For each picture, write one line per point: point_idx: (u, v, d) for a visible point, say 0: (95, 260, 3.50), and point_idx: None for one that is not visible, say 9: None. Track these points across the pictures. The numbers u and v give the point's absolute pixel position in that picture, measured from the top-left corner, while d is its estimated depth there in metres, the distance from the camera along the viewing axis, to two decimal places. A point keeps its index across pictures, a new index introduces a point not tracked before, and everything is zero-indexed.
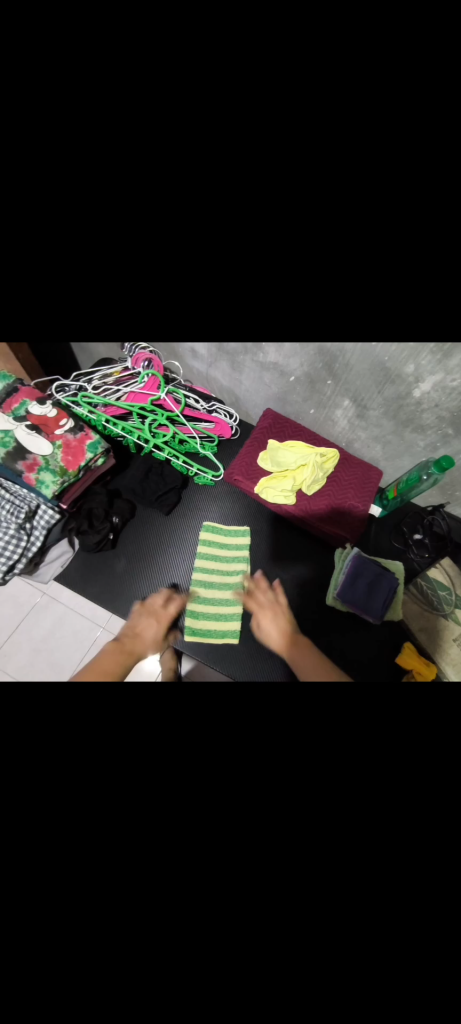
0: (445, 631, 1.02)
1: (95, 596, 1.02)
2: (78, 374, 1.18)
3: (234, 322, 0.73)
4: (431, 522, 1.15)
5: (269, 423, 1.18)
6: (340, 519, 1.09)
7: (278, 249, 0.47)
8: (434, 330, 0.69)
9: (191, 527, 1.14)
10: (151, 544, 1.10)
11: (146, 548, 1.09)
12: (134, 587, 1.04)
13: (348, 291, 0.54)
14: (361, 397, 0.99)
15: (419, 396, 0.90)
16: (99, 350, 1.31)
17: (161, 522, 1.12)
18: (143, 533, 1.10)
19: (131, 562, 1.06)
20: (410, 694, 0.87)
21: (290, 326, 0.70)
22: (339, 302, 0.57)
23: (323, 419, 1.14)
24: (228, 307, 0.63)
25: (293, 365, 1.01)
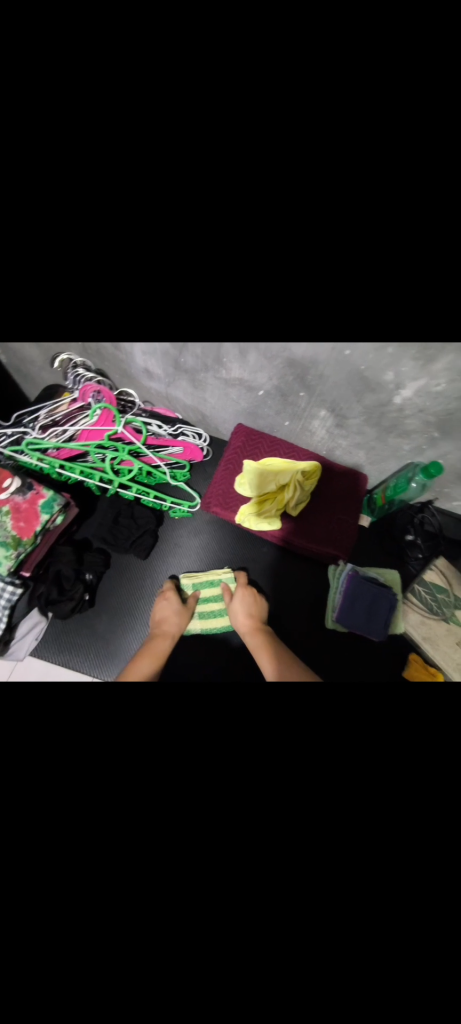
0: (448, 635, 1.00)
1: (84, 654, 0.95)
2: (20, 413, 1.04)
3: (205, 307, 0.62)
4: (422, 520, 1.10)
5: (242, 441, 1.08)
6: (330, 536, 1.03)
7: (249, 253, 0.41)
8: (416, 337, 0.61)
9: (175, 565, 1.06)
10: (137, 591, 1.01)
11: (131, 596, 1.01)
12: (123, 641, 0.97)
13: (335, 262, 0.46)
14: (339, 407, 0.91)
15: (401, 402, 0.83)
16: (40, 379, 1.15)
17: (141, 571, 1.03)
18: (122, 583, 1.02)
19: (113, 618, 0.98)
20: None
21: (267, 313, 0.61)
22: (309, 282, 0.50)
23: (299, 430, 1.05)
24: (191, 268, 0.50)
25: (261, 380, 0.91)
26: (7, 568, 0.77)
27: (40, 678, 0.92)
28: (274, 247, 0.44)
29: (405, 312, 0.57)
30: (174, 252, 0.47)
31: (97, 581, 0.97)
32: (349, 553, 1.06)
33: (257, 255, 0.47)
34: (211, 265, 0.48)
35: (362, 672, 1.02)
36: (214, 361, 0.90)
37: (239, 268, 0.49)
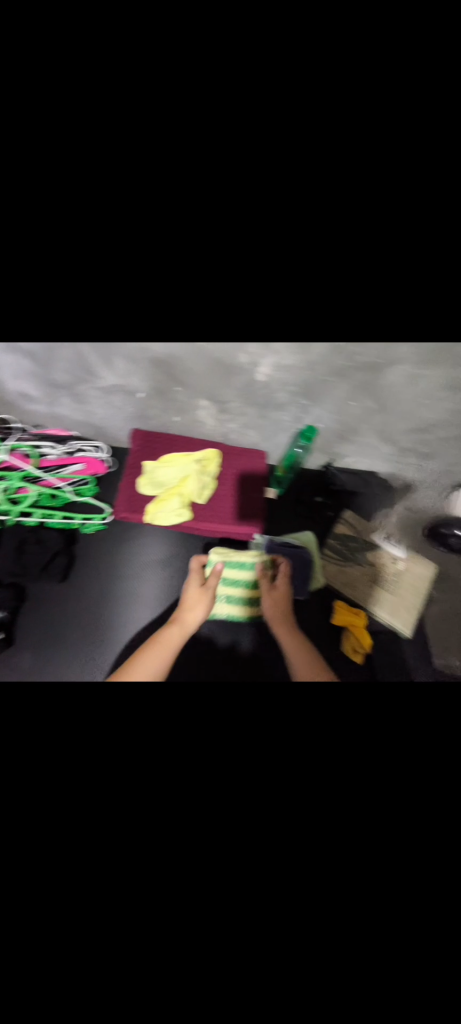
0: (363, 576, 1.12)
1: (39, 659, 0.98)
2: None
3: (41, 299, 0.62)
4: (325, 481, 1.21)
5: (139, 445, 1.10)
6: (240, 514, 1.09)
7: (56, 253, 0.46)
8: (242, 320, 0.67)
9: (105, 579, 1.05)
10: (86, 604, 1.03)
11: (80, 610, 1.02)
12: (77, 649, 0.99)
13: (130, 268, 0.51)
14: (214, 392, 0.95)
15: (264, 377, 0.89)
16: None
17: (64, 595, 1.02)
18: (49, 607, 1.01)
19: (46, 641, 0.99)
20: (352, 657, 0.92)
21: (98, 309, 0.64)
22: (114, 272, 0.52)
23: (190, 423, 1.09)
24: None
25: (135, 381, 0.93)
26: None
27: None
28: (84, 248, 0.46)
29: (222, 303, 0.62)
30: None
31: (14, 616, 0.95)
32: (263, 527, 1.12)
33: (71, 260, 0.48)
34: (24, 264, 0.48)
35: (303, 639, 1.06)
36: (83, 371, 0.91)
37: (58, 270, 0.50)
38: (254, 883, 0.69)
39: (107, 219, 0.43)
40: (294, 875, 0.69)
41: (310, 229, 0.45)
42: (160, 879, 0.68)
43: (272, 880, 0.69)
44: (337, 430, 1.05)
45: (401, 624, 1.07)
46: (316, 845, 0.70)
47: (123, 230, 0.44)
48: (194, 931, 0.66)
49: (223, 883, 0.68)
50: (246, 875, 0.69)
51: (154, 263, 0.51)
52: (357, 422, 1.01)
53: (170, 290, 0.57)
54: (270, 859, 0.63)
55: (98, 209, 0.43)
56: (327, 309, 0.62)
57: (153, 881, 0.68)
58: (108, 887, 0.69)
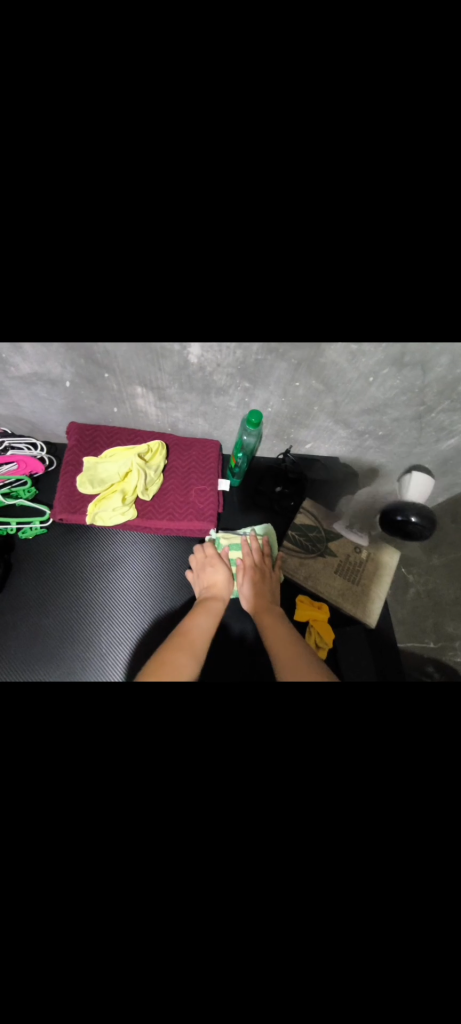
0: (326, 568, 1.07)
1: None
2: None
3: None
4: (285, 469, 1.14)
5: (76, 440, 1.01)
6: (192, 509, 1.02)
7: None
8: (155, 304, 0.59)
9: (64, 578, 0.98)
10: (50, 598, 0.96)
11: (39, 604, 0.95)
12: (43, 644, 0.92)
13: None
14: (148, 379, 0.88)
15: (198, 360, 0.82)
16: None
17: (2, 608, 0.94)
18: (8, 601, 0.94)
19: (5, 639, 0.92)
20: (310, 651, 0.87)
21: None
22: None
23: (131, 414, 1.01)
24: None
25: (58, 369, 0.84)
26: None
27: None
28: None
29: (122, 294, 0.54)
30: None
31: None
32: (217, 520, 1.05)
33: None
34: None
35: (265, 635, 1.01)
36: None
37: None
38: (212, 974, 0.52)
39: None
40: (270, 969, 0.52)
41: (191, 208, 0.37)
42: (92, 985, 0.51)
43: (238, 973, 0.52)
44: (287, 413, 1.01)
45: (364, 614, 1.03)
46: (317, 884, 0.53)
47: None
48: None
49: (174, 982, 0.52)
50: (201, 969, 0.52)
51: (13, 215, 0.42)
52: (307, 404, 0.97)
53: (52, 279, 0.48)
54: (223, 909, 0.51)
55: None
56: (243, 311, 0.60)
57: (81, 987, 0.51)
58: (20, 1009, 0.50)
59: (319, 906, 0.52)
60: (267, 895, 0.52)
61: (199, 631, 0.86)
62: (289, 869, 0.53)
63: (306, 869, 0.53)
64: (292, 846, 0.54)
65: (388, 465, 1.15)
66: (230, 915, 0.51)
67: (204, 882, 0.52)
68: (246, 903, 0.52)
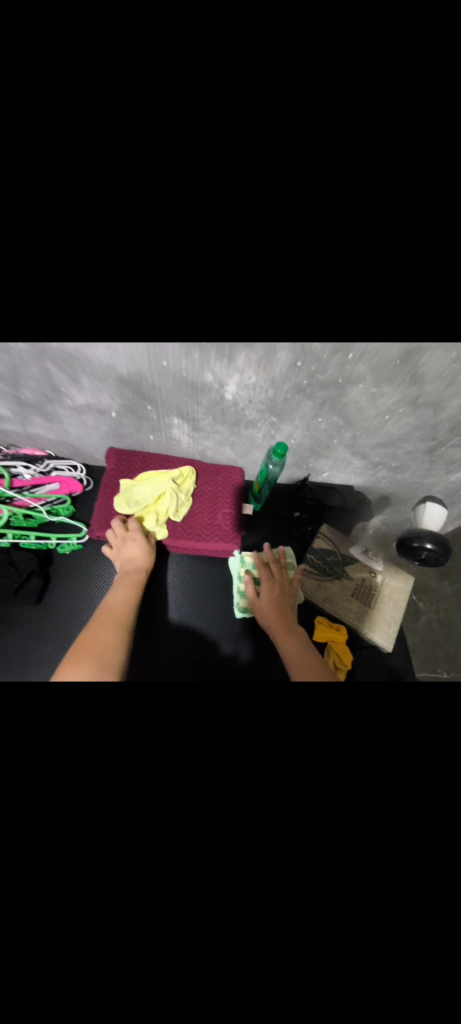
0: (344, 590, 1.11)
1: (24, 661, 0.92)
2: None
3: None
4: (304, 495, 1.21)
5: (114, 463, 1.10)
6: (218, 529, 1.09)
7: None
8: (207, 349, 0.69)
9: (96, 591, 1.03)
10: (78, 608, 0.99)
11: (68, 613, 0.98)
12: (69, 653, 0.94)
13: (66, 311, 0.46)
14: (186, 411, 0.98)
15: (233, 396, 0.92)
16: None
17: (36, 618, 0.97)
18: (42, 610, 0.98)
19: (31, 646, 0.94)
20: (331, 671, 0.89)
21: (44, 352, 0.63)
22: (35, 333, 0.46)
23: (165, 442, 1.11)
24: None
25: (107, 401, 0.95)
26: None
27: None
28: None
29: (183, 310, 0.60)
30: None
31: None
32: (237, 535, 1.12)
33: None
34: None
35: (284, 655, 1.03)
36: (54, 393, 0.92)
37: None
38: (243, 1005, 0.50)
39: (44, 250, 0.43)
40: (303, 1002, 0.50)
41: None
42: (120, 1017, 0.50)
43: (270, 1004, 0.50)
44: (308, 445, 1.10)
45: (381, 637, 1.06)
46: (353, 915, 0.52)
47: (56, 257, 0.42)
48: None
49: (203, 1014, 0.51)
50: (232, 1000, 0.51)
51: (104, 278, 0.50)
52: (327, 437, 1.06)
53: None
54: (257, 934, 0.51)
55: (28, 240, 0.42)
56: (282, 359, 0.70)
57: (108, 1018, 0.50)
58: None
59: (355, 937, 0.51)
60: (304, 927, 0.51)
61: (120, 602, 0.90)
62: (326, 898, 0.52)
63: (344, 901, 0.52)
64: (330, 877, 0.52)
65: (401, 494, 1.22)
66: (265, 939, 0.51)
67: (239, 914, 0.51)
68: (281, 931, 0.51)
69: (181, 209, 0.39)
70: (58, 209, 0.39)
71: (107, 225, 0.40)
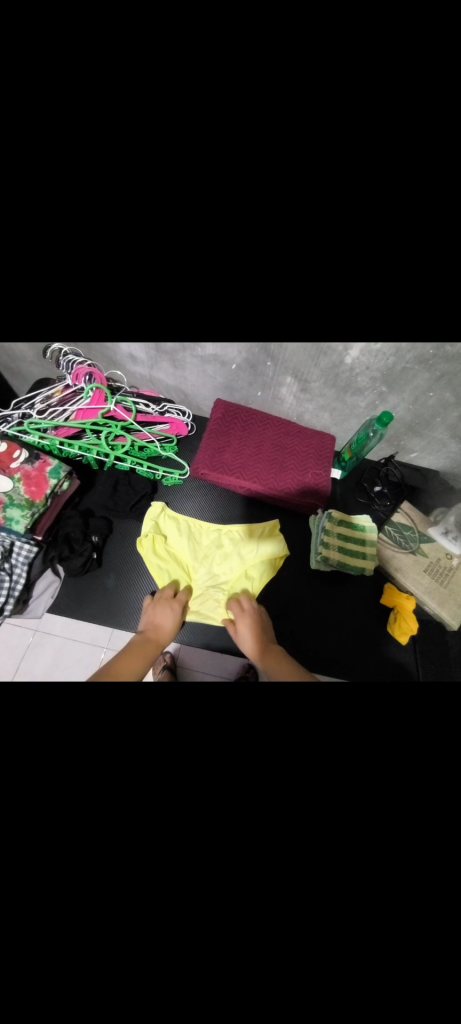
0: (417, 566, 1.14)
1: (93, 617, 1.01)
2: (13, 406, 1.11)
3: (165, 329, 0.71)
4: (387, 472, 1.26)
5: (221, 414, 1.21)
6: (306, 489, 1.17)
7: (191, 260, 0.45)
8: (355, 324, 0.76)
9: (193, 522, 1.15)
10: (137, 554, 1.09)
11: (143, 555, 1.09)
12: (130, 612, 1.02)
13: (275, 300, 0.54)
14: (301, 373, 1.05)
15: (351, 363, 0.98)
16: (31, 366, 1.27)
17: (130, 544, 1.10)
18: (130, 543, 1.10)
19: (120, 578, 1.05)
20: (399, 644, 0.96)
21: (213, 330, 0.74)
22: (249, 302, 0.55)
23: (271, 399, 1.21)
24: None
25: (232, 354, 1.04)
26: (23, 525, 0.89)
27: (63, 646, 0.98)
28: (210, 256, 0.45)
29: (350, 325, 0.66)
30: (105, 274, 0.49)
31: (101, 544, 1.05)
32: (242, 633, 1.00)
33: (204, 276, 0.48)
34: (156, 272, 0.48)
35: (349, 620, 1.12)
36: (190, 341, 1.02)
37: (172, 275, 0.49)
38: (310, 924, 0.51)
39: (264, 294, 0.52)
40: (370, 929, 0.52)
41: None
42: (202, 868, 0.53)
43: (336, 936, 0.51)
44: (408, 420, 1.13)
45: (449, 615, 1.07)
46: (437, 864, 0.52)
47: (276, 291, 0.51)
48: (237, 943, 0.50)
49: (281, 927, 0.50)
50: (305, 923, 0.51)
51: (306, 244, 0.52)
52: (430, 415, 1.08)
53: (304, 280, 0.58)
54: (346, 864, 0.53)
55: (257, 281, 0.50)
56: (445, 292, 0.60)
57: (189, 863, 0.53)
58: (134, 879, 0.52)
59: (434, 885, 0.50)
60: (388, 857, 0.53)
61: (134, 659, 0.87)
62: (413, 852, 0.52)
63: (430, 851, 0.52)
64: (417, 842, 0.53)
65: None
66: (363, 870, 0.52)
67: (331, 833, 0.55)
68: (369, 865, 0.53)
69: (390, 271, 0.45)
70: (287, 289, 0.51)
71: (325, 281, 0.48)
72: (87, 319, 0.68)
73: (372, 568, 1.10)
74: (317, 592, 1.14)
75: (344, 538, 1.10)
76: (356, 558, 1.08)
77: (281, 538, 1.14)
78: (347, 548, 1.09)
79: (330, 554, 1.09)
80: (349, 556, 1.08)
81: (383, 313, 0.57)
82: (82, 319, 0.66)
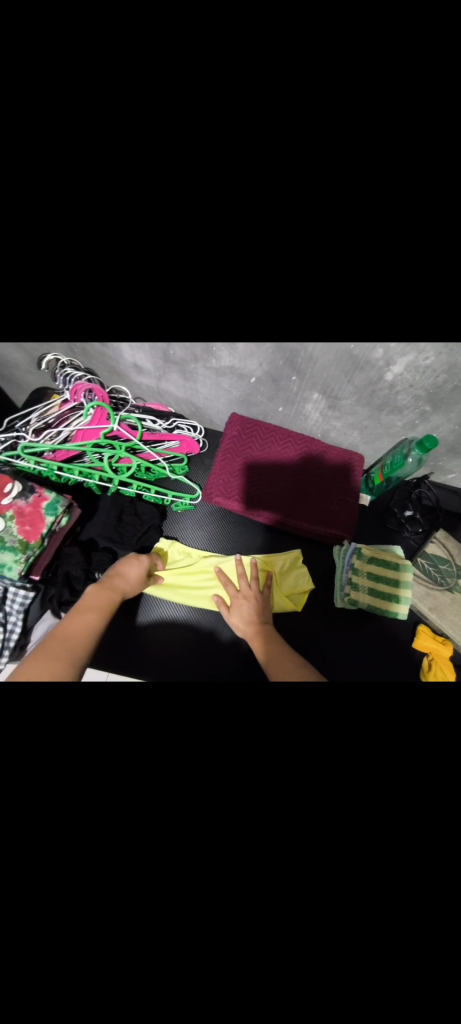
0: (453, 604, 1.02)
1: (96, 661, 0.92)
2: (6, 424, 1.00)
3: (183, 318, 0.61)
4: (420, 496, 1.12)
5: (237, 431, 1.09)
6: (331, 517, 1.05)
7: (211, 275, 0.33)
8: (407, 330, 0.62)
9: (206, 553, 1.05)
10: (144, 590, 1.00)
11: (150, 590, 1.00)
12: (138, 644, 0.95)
13: None
14: (331, 389, 0.91)
15: (392, 379, 0.83)
16: (28, 378, 1.15)
17: None
18: None
19: (127, 617, 0.97)
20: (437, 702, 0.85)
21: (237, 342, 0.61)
22: None
23: (293, 414, 1.07)
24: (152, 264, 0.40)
25: (252, 366, 0.90)
26: (17, 570, 0.80)
27: None
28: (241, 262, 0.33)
29: (402, 302, 0.53)
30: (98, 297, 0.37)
31: None
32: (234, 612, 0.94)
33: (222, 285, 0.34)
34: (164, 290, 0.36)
35: (378, 665, 1.00)
36: (203, 352, 0.88)
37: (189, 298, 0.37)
38: None
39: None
40: None
41: None
42: None
43: None
44: (451, 440, 0.99)
45: None
46: None
47: None
48: None
49: None
50: None
51: None
52: None
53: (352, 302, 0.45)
54: None
55: None
56: None
57: None
58: None
59: None
60: None
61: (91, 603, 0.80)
62: None
63: None
64: None
65: None
66: None
67: None
68: None
69: None
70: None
71: None
72: (81, 295, 0.57)
73: (405, 609, 1.00)
74: (343, 631, 1.03)
75: (375, 576, 1.00)
76: (387, 598, 0.98)
77: (303, 571, 1.06)
78: (377, 587, 1.00)
79: (358, 592, 1.00)
80: (379, 596, 0.99)
81: (426, 306, 0.51)
82: (79, 288, 0.56)
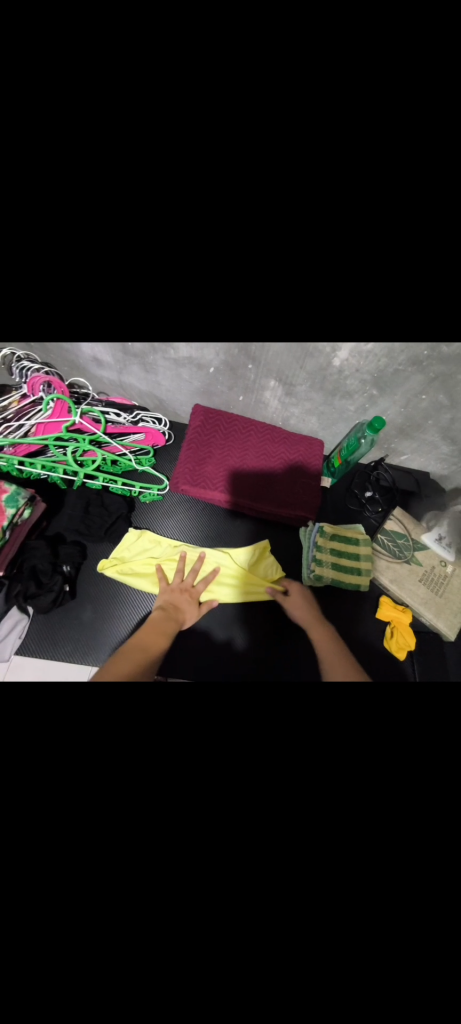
0: (411, 574, 1.09)
1: (67, 655, 0.91)
2: None
3: (132, 317, 0.64)
4: (377, 476, 1.20)
5: (201, 421, 1.12)
6: (294, 500, 1.10)
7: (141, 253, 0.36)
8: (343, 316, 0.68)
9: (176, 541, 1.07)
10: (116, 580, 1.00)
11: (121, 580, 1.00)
12: (109, 635, 0.94)
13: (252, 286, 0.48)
14: (285, 376, 0.96)
15: (339, 364, 0.89)
16: None
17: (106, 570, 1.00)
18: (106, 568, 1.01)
19: (98, 609, 0.96)
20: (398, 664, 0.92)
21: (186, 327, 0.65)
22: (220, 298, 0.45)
23: (253, 403, 1.11)
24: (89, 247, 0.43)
25: (209, 356, 0.94)
26: None
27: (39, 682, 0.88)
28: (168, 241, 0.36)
29: None
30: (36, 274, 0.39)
31: (75, 572, 0.96)
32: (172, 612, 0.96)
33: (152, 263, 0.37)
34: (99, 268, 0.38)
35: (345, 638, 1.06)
36: (161, 343, 0.91)
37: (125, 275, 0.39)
38: None
39: None
40: None
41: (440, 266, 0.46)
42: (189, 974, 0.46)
43: None
44: (400, 423, 1.06)
45: (446, 625, 1.03)
46: None
47: None
48: None
49: None
50: None
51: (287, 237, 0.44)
52: (423, 417, 1.01)
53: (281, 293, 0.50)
54: None
55: None
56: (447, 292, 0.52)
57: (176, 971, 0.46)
58: None
59: None
60: None
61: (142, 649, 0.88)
62: None
63: None
64: None
65: None
66: None
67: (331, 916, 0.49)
68: None
69: None
70: None
71: None
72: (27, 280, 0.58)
73: (367, 582, 1.06)
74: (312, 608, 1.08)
75: (337, 553, 1.05)
76: (350, 572, 1.04)
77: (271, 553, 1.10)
78: (340, 562, 1.05)
79: (323, 569, 1.04)
80: (342, 571, 1.04)
81: (364, 300, 0.55)
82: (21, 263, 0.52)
